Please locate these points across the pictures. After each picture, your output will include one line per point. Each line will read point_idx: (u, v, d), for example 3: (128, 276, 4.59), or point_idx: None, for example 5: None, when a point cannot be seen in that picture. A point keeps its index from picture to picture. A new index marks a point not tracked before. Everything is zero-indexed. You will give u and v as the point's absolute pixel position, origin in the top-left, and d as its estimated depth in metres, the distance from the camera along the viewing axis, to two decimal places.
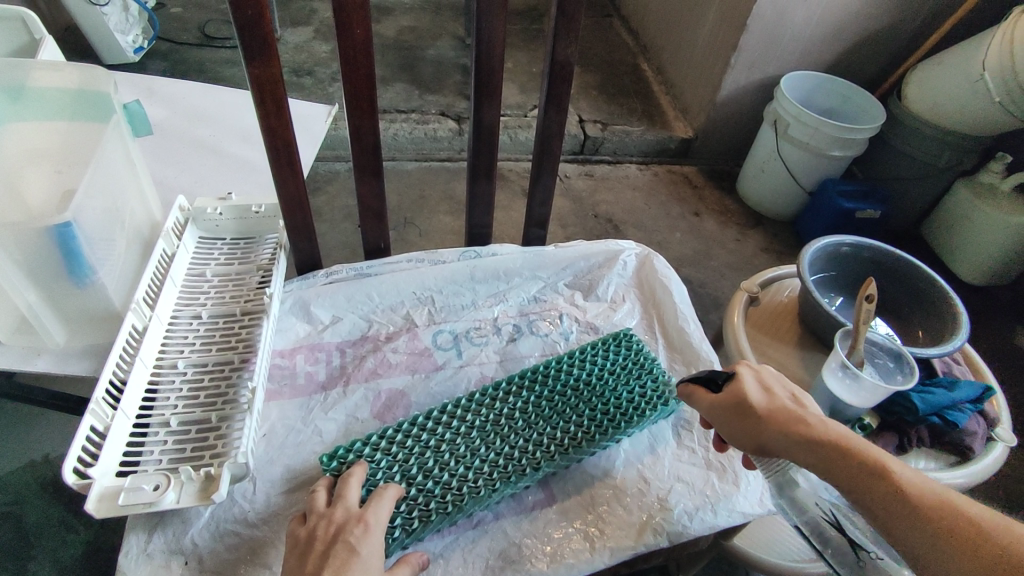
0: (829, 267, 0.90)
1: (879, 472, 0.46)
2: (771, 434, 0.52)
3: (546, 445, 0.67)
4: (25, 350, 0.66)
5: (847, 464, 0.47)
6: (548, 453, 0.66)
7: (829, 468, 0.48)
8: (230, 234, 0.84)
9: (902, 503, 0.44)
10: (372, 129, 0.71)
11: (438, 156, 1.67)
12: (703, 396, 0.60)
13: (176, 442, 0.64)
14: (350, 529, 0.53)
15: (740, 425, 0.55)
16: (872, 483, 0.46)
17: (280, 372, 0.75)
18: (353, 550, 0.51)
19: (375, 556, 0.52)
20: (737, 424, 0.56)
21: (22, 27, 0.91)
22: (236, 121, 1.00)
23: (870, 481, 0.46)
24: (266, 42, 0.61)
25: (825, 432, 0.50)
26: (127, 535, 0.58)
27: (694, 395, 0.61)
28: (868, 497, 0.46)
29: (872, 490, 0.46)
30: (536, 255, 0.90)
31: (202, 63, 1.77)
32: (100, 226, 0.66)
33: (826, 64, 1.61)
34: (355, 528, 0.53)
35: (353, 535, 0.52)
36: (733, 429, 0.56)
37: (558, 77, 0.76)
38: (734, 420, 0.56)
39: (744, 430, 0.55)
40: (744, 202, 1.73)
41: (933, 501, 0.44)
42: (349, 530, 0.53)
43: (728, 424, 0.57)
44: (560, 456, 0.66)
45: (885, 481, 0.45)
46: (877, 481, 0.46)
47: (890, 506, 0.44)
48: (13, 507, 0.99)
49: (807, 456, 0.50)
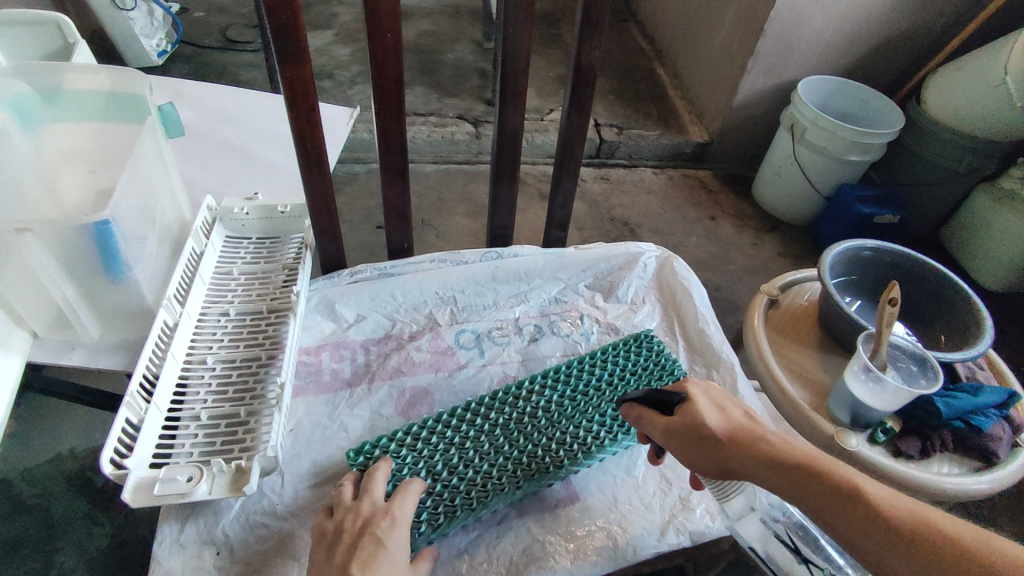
0: (851, 270, 0.90)
1: (847, 490, 0.46)
2: (735, 455, 0.52)
3: (568, 443, 0.68)
4: (61, 344, 0.68)
5: (812, 484, 0.48)
6: (570, 452, 0.67)
7: (797, 491, 0.48)
8: (256, 233, 0.86)
9: (875, 522, 0.44)
10: (398, 132, 0.73)
11: (455, 159, 1.68)
12: (656, 419, 0.59)
13: (206, 435, 0.65)
14: (376, 522, 0.54)
15: (700, 450, 0.55)
16: (842, 502, 0.46)
17: (305, 368, 0.76)
18: (380, 543, 0.52)
19: (401, 550, 0.53)
20: (697, 449, 0.55)
21: (56, 31, 0.93)
22: (262, 123, 1.02)
23: (840, 502, 0.46)
24: (299, 46, 0.63)
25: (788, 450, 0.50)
26: (161, 525, 0.60)
27: (645, 419, 0.60)
28: (838, 513, 0.46)
29: (843, 509, 0.45)
30: (557, 257, 0.91)
31: (225, 66, 1.80)
32: (135, 225, 0.68)
33: (844, 69, 1.61)
34: (382, 522, 0.54)
35: (379, 528, 0.54)
36: (693, 454, 0.56)
37: (581, 81, 0.77)
38: (692, 444, 0.56)
39: (705, 455, 0.55)
40: (759, 206, 1.73)
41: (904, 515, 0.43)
42: (376, 523, 0.54)
43: (686, 449, 0.56)
44: (582, 456, 0.67)
45: (855, 499, 0.45)
46: (846, 500, 0.45)
47: (865, 526, 0.44)
48: (40, 499, 1.01)
49: (773, 477, 0.50)
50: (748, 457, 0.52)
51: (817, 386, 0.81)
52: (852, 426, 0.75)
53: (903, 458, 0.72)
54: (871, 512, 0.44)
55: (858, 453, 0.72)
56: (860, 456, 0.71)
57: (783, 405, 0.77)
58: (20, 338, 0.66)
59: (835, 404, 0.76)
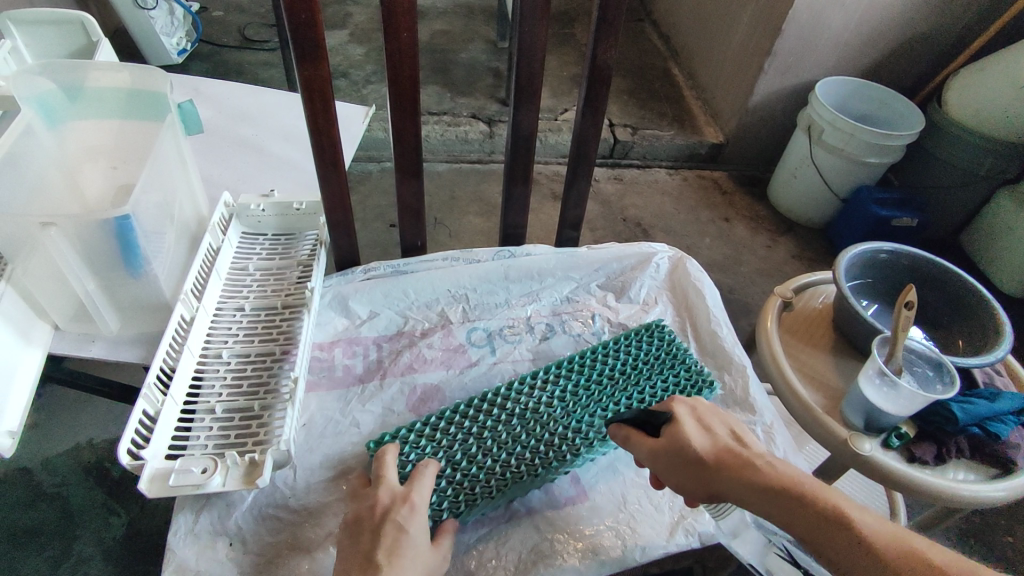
0: (866, 274, 0.89)
1: (836, 518, 0.47)
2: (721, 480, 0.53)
3: (584, 430, 0.68)
4: (81, 336, 0.70)
5: (801, 510, 0.49)
6: (587, 439, 0.67)
7: (783, 515, 0.50)
8: (272, 230, 0.87)
9: (865, 552, 0.45)
10: (413, 131, 0.73)
11: (469, 158, 1.69)
12: (642, 441, 0.60)
13: (221, 428, 0.66)
14: (396, 509, 0.55)
15: (686, 474, 0.56)
16: (828, 528, 0.47)
17: (318, 364, 0.77)
18: (402, 529, 0.54)
19: (423, 534, 0.55)
20: (684, 473, 0.56)
21: (80, 30, 0.95)
22: (278, 121, 1.03)
23: (829, 529, 0.47)
24: (318, 45, 0.64)
25: (773, 475, 0.51)
26: (176, 515, 0.60)
27: (632, 441, 0.60)
28: (823, 539, 0.47)
29: (829, 535, 0.47)
30: (569, 256, 0.91)
31: (242, 65, 1.83)
32: (154, 220, 0.69)
33: (862, 69, 1.59)
34: (400, 509, 0.55)
35: (400, 515, 0.55)
36: (680, 477, 0.56)
37: (596, 80, 0.77)
38: (679, 467, 0.56)
39: (692, 479, 0.55)
40: (775, 208, 1.72)
41: (891, 544, 0.45)
42: (395, 511, 0.55)
43: (673, 472, 0.57)
44: (599, 443, 0.67)
45: (840, 526, 0.47)
46: (837, 529, 0.47)
47: (855, 555, 0.46)
48: (59, 489, 1.03)
49: (758, 501, 0.51)
50: (734, 480, 0.53)
51: (833, 389, 0.80)
52: (866, 432, 0.73)
53: (917, 463, 0.70)
54: (860, 542, 0.46)
55: (871, 458, 0.69)
56: (872, 462, 0.69)
57: (795, 407, 0.75)
58: (42, 330, 0.68)
59: (848, 409, 0.74)
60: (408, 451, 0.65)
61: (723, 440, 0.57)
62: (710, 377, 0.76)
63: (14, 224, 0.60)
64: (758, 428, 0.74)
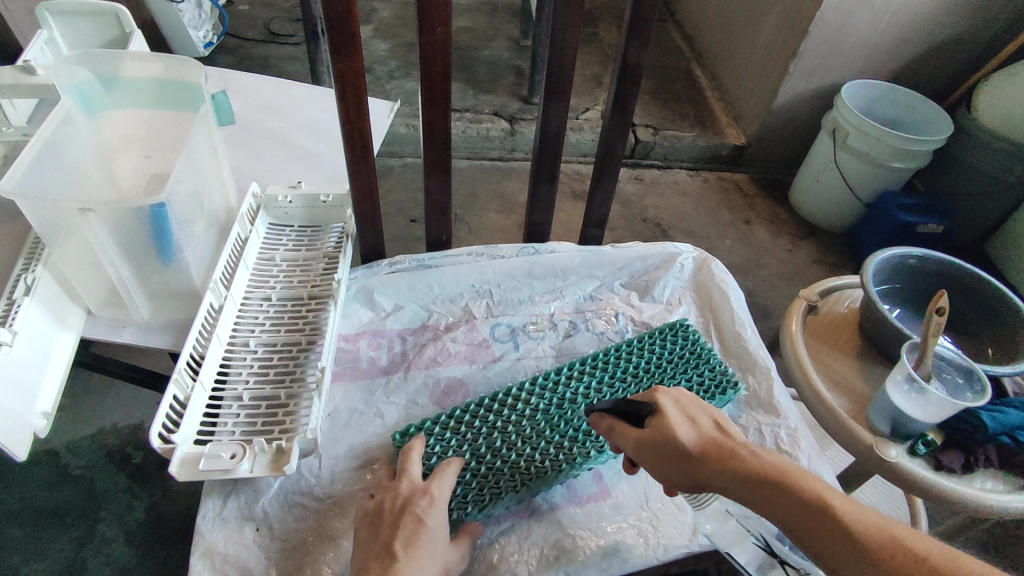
0: (894, 278, 0.88)
1: (818, 509, 0.46)
2: (705, 470, 0.52)
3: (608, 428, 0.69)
4: (113, 322, 0.71)
5: (784, 500, 0.47)
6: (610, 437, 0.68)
7: (768, 505, 0.48)
8: (298, 221, 0.88)
9: (847, 543, 0.44)
10: (443, 126, 0.74)
11: (490, 155, 1.69)
12: (626, 433, 0.59)
13: (248, 415, 0.67)
14: (416, 501, 0.56)
15: (671, 464, 0.55)
16: (812, 520, 0.46)
17: (344, 355, 0.78)
18: (420, 521, 0.54)
19: (440, 527, 0.55)
20: (668, 463, 0.55)
21: (114, 21, 0.97)
22: (306, 114, 1.04)
23: (812, 520, 0.46)
24: (352, 39, 0.64)
25: (757, 464, 0.50)
26: (204, 499, 0.61)
27: (617, 432, 0.60)
28: (806, 531, 0.46)
29: (813, 526, 0.45)
30: (594, 254, 0.91)
31: (267, 59, 1.85)
32: (186, 209, 0.70)
33: (890, 73, 1.57)
34: (421, 500, 0.56)
35: (419, 506, 0.56)
36: (665, 468, 0.55)
37: (627, 78, 0.77)
38: (663, 457, 0.55)
39: (678, 471, 0.54)
40: (796, 212, 1.70)
41: (874, 533, 0.43)
42: (416, 501, 0.56)
43: (658, 463, 0.56)
44: None
45: (824, 517, 0.45)
46: (818, 519, 0.45)
47: (836, 545, 0.44)
48: (84, 472, 1.05)
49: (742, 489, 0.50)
50: (718, 470, 0.52)
51: (859, 395, 0.78)
52: (893, 438, 0.72)
53: (945, 471, 0.69)
54: (843, 532, 0.44)
55: (898, 464, 0.68)
56: (898, 468, 0.68)
57: (820, 412, 0.75)
58: (76, 315, 0.70)
59: (875, 414, 0.73)
60: (434, 443, 0.66)
61: (707, 430, 0.55)
62: (734, 378, 0.76)
63: (55, 209, 0.61)
64: (782, 432, 0.73)
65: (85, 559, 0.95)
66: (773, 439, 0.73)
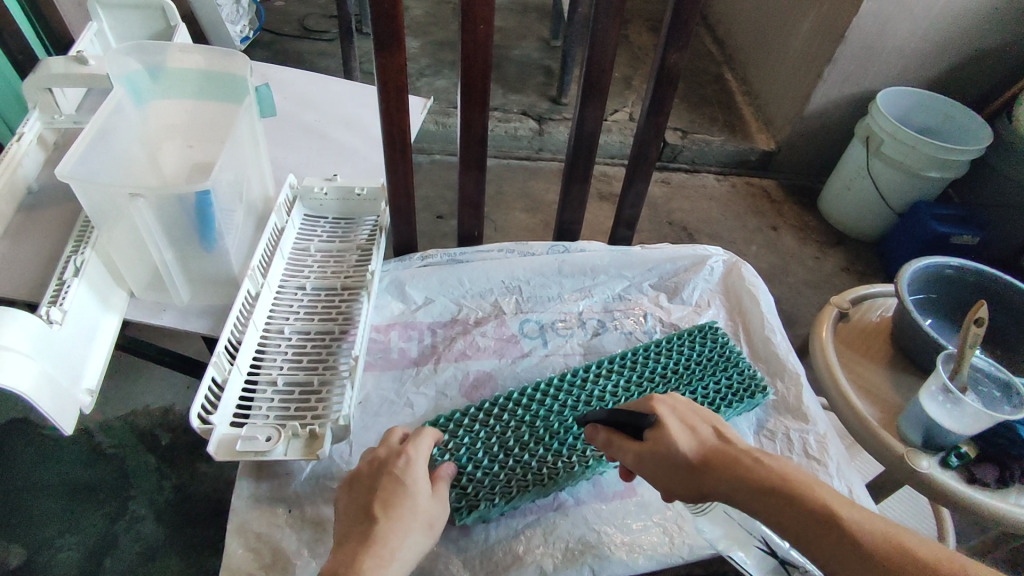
0: (929, 288, 0.86)
1: (825, 517, 0.46)
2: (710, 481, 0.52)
3: None
4: (155, 304, 0.74)
5: (791, 510, 0.48)
6: None
7: (774, 514, 0.48)
8: (333, 214, 0.89)
9: (855, 551, 0.44)
10: (481, 123, 0.75)
11: (517, 154, 1.70)
12: (625, 445, 0.58)
13: (282, 400, 0.68)
14: (392, 462, 0.57)
15: (674, 475, 0.54)
16: (819, 528, 0.46)
17: (375, 345, 0.79)
18: (398, 480, 0.55)
19: (420, 483, 0.56)
20: (671, 475, 0.55)
21: (160, 14, 1.00)
22: (341, 109, 1.06)
23: (820, 529, 0.46)
24: (396, 35, 0.65)
25: (761, 473, 0.50)
26: (239, 479, 0.63)
27: (614, 445, 0.59)
28: (813, 540, 0.46)
29: (820, 535, 0.46)
30: (624, 254, 0.91)
31: (301, 54, 1.88)
32: (227, 198, 0.72)
33: (928, 81, 1.54)
34: (397, 461, 0.56)
35: (396, 467, 0.56)
36: (667, 479, 0.55)
37: (664, 81, 0.77)
38: (665, 468, 0.55)
39: (681, 481, 0.54)
40: (825, 219, 1.68)
41: (881, 542, 0.44)
42: (393, 462, 0.57)
43: (660, 474, 0.55)
44: None
45: (831, 526, 0.46)
46: (825, 528, 0.46)
47: (845, 556, 0.44)
48: (116, 450, 1.08)
49: (747, 499, 0.50)
50: (722, 479, 0.52)
51: (890, 405, 0.77)
52: (924, 449, 0.71)
53: (978, 485, 0.68)
54: (851, 542, 0.44)
55: (929, 475, 0.67)
56: (929, 479, 0.67)
57: (850, 421, 0.74)
58: (120, 296, 0.72)
59: (906, 424, 0.73)
60: (462, 435, 0.67)
61: (707, 439, 0.55)
62: (763, 382, 0.76)
63: (105, 194, 0.63)
64: (810, 437, 0.73)
65: (117, 535, 0.98)
66: (801, 445, 0.72)
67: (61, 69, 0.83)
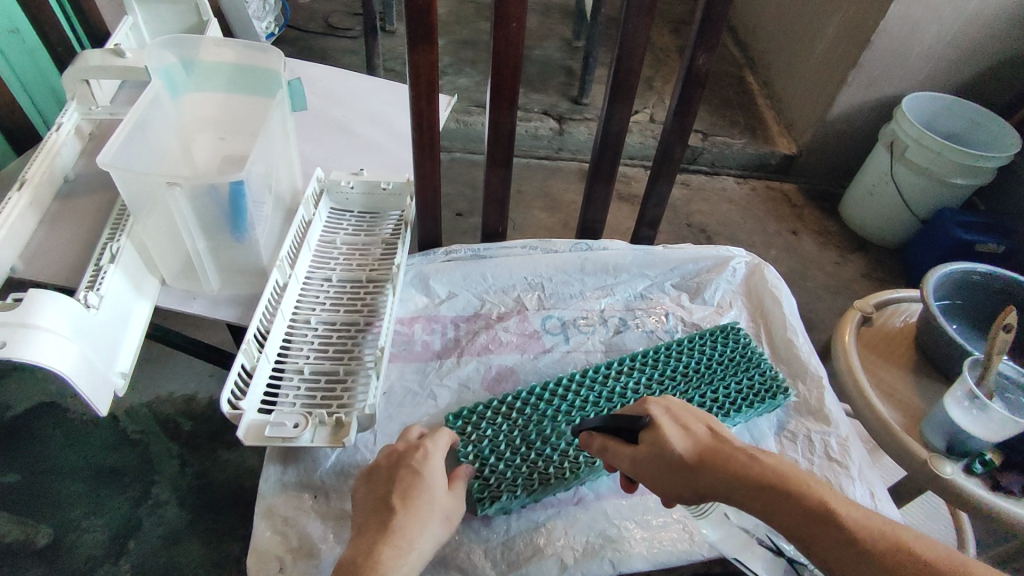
0: (954, 294, 0.86)
1: (823, 513, 0.46)
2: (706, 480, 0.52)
3: None
4: (186, 292, 0.76)
5: (790, 506, 0.48)
6: None
7: (772, 512, 0.49)
8: (358, 208, 0.91)
9: (853, 547, 0.44)
10: (508, 121, 0.76)
11: (537, 154, 1.70)
12: (621, 449, 0.58)
13: (308, 388, 0.69)
14: (411, 454, 0.58)
15: (670, 476, 0.54)
16: (818, 526, 0.46)
17: (400, 337, 0.80)
18: (416, 472, 0.56)
19: (437, 476, 0.57)
20: (667, 475, 0.54)
21: (193, 10, 1.02)
22: (367, 105, 1.07)
23: (818, 526, 0.46)
24: (430, 31, 0.66)
25: (758, 471, 0.50)
26: (267, 464, 0.65)
27: (609, 450, 0.59)
28: (811, 536, 0.46)
29: (820, 532, 0.46)
30: (646, 253, 0.91)
31: (325, 51, 1.90)
32: (259, 190, 0.73)
33: (955, 86, 1.53)
34: (415, 454, 0.58)
35: (414, 459, 0.57)
36: (664, 481, 0.54)
37: (692, 82, 0.78)
38: (662, 470, 0.55)
39: (678, 481, 0.53)
40: (846, 225, 1.67)
41: (878, 538, 0.44)
42: (411, 455, 0.58)
43: (656, 476, 0.55)
44: None
45: (829, 523, 0.46)
46: (823, 525, 0.46)
47: (844, 553, 0.45)
48: (140, 436, 1.10)
49: (744, 496, 0.50)
50: (719, 478, 0.51)
51: (913, 410, 0.77)
52: (947, 455, 0.71)
53: (1002, 492, 0.67)
54: (849, 537, 0.45)
55: (952, 481, 0.67)
56: (953, 485, 0.66)
57: (873, 425, 0.73)
58: (153, 284, 0.74)
59: (929, 430, 0.72)
60: (485, 427, 0.69)
61: (703, 438, 0.55)
62: (784, 383, 0.76)
63: (143, 182, 0.65)
64: (832, 440, 0.73)
65: (140, 518, 1.00)
66: (823, 447, 0.72)
67: (97, 61, 0.86)
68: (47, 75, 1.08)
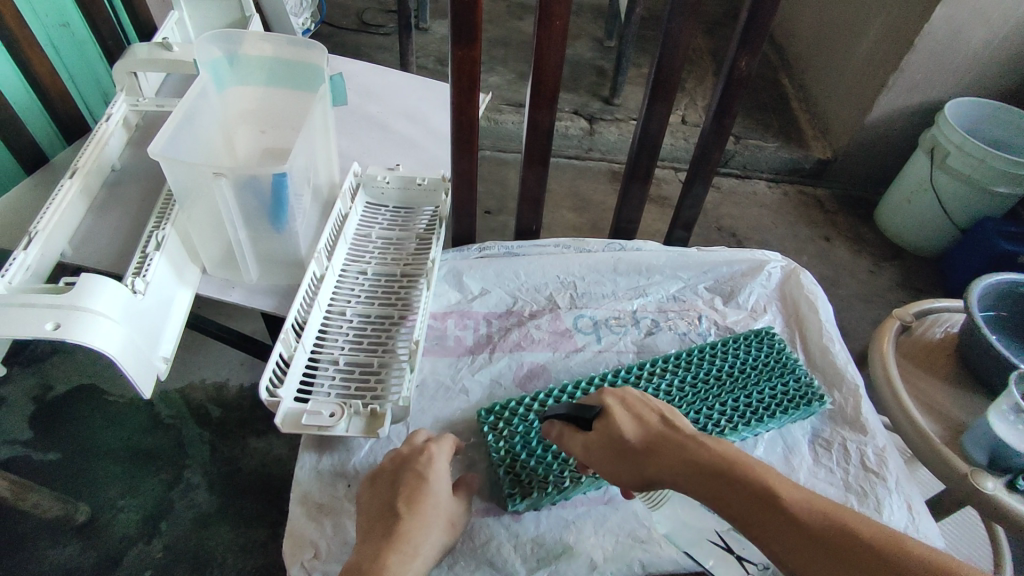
0: (998, 305, 0.84)
1: (762, 494, 0.46)
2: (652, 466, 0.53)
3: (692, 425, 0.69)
4: (225, 281, 0.78)
5: (730, 489, 0.48)
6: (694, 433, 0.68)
7: (716, 497, 0.49)
8: (394, 202, 0.92)
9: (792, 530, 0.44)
10: (547, 119, 0.76)
11: (567, 153, 1.70)
12: (576, 436, 0.60)
13: (343, 378, 0.71)
14: (415, 459, 0.59)
15: (622, 463, 0.55)
16: (759, 510, 0.46)
17: (433, 331, 0.81)
18: (422, 477, 0.57)
19: (441, 482, 0.58)
20: (619, 464, 0.56)
21: (236, 4, 1.05)
22: (403, 100, 1.08)
23: (756, 508, 0.46)
24: (474, 28, 0.67)
25: (701, 455, 0.51)
26: (302, 452, 0.67)
27: (566, 436, 0.61)
28: (752, 520, 0.46)
29: (758, 513, 0.46)
30: (680, 255, 0.91)
31: (359, 47, 1.93)
32: (299, 181, 0.74)
33: (1001, 91, 1.48)
34: (420, 457, 0.59)
35: (419, 464, 0.58)
36: (616, 469, 0.56)
37: (733, 83, 0.77)
38: (613, 457, 0.56)
39: (629, 469, 0.55)
40: (880, 232, 1.64)
41: (815, 516, 0.44)
42: (416, 460, 0.59)
43: (607, 463, 0.57)
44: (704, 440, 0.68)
45: (770, 507, 0.46)
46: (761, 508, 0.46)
47: (784, 535, 0.44)
48: (174, 420, 1.13)
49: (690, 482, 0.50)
50: (664, 465, 0.52)
51: (952, 422, 0.75)
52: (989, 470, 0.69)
53: None
54: (788, 520, 0.44)
55: (993, 496, 0.65)
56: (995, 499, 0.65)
57: (911, 438, 0.71)
58: (194, 273, 0.76)
59: (970, 444, 0.71)
60: (517, 423, 0.69)
61: (655, 426, 0.56)
62: (819, 390, 0.75)
63: (192, 172, 0.66)
64: (868, 450, 0.72)
65: (172, 501, 1.03)
66: (859, 456, 0.71)
67: (146, 54, 0.88)
68: (96, 67, 1.11)
